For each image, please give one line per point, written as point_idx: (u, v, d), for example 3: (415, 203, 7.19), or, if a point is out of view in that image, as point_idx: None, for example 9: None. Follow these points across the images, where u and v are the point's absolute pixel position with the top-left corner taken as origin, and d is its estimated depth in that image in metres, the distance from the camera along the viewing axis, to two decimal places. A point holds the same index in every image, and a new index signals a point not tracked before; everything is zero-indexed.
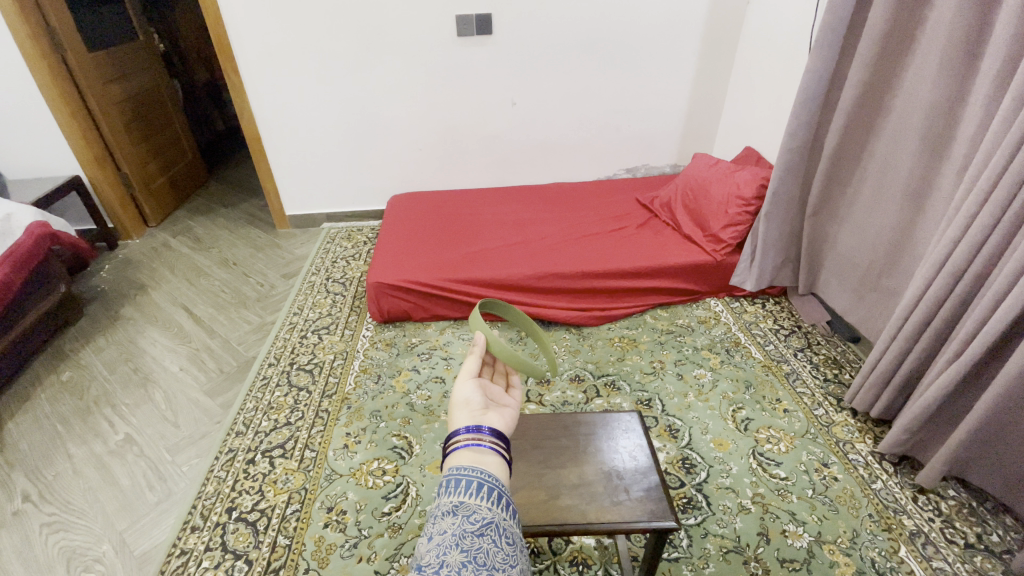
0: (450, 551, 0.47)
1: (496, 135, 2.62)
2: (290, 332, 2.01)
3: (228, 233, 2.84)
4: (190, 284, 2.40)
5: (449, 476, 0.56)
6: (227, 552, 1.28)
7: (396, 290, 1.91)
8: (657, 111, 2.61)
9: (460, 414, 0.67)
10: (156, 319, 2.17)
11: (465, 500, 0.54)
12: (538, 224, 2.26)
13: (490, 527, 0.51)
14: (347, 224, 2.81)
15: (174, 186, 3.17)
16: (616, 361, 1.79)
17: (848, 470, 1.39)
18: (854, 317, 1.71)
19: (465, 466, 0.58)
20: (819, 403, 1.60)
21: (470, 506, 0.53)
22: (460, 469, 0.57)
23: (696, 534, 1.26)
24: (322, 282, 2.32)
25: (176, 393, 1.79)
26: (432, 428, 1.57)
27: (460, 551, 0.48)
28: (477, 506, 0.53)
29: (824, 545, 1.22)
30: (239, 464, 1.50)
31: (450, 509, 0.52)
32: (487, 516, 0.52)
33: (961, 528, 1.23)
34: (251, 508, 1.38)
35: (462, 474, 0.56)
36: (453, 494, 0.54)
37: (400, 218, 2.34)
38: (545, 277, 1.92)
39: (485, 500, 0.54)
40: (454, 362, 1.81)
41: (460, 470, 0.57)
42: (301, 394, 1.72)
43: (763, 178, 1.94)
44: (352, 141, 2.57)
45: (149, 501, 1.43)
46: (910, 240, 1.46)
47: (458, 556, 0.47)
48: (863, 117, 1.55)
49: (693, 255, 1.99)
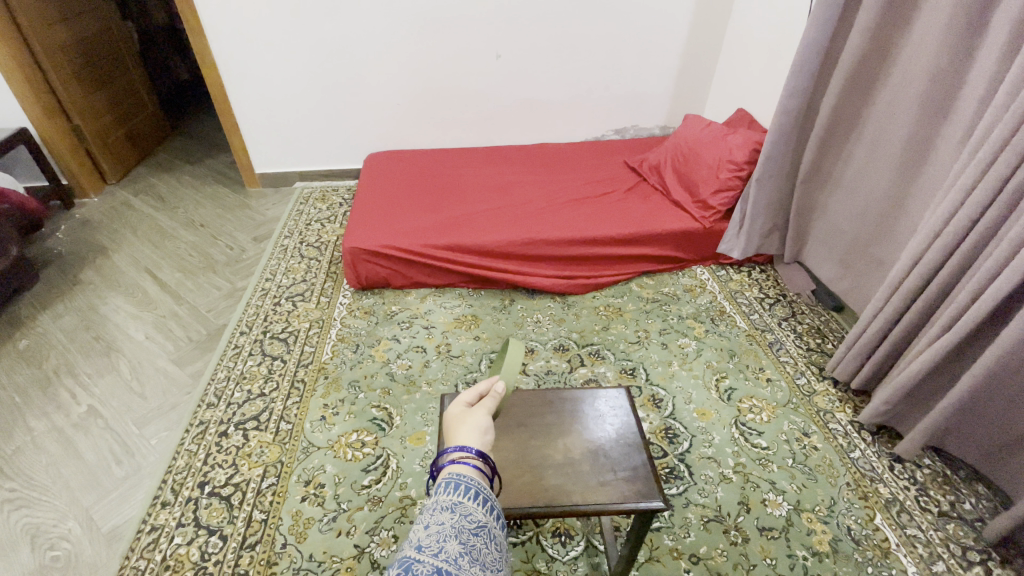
0: (450, 540, 0.49)
1: (479, 91, 2.48)
2: (262, 299, 1.93)
3: (194, 192, 2.68)
4: (154, 247, 2.27)
5: (448, 479, 0.57)
6: (200, 528, 1.24)
7: (374, 255, 1.83)
8: (649, 69, 2.49)
9: (459, 432, 0.67)
10: (119, 284, 2.05)
11: (461, 501, 0.55)
12: (523, 187, 2.17)
13: (484, 533, 0.52)
14: (322, 184, 2.67)
15: (134, 140, 2.96)
16: (601, 330, 1.76)
17: (828, 439, 1.40)
18: (840, 286, 1.69)
19: (465, 474, 0.58)
20: (801, 372, 1.60)
21: (467, 509, 0.54)
22: (460, 475, 0.58)
23: (678, 503, 1.27)
24: (296, 246, 2.22)
25: (142, 362, 1.71)
26: (413, 398, 1.53)
27: (458, 542, 0.49)
28: (474, 509, 0.54)
29: (802, 513, 1.24)
30: (211, 436, 1.44)
31: (448, 506, 0.53)
32: (481, 519, 0.54)
33: (935, 496, 1.26)
34: (224, 482, 1.33)
35: (462, 479, 0.57)
36: (450, 494, 0.55)
37: (377, 178, 2.23)
38: (530, 243, 1.85)
39: (480, 506, 0.55)
40: (435, 332, 1.76)
41: (456, 477, 0.57)
42: (275, 363, 1.66)
43: (757, 142, 1.88)
44: (326, 94, 2.41)
45: (116, 476, 1.38)
46: (903, 210, 1.43)
47: (456, 546, 0.49)
48: (863, 79, 1.48)
49: (682, 221, 1.93)
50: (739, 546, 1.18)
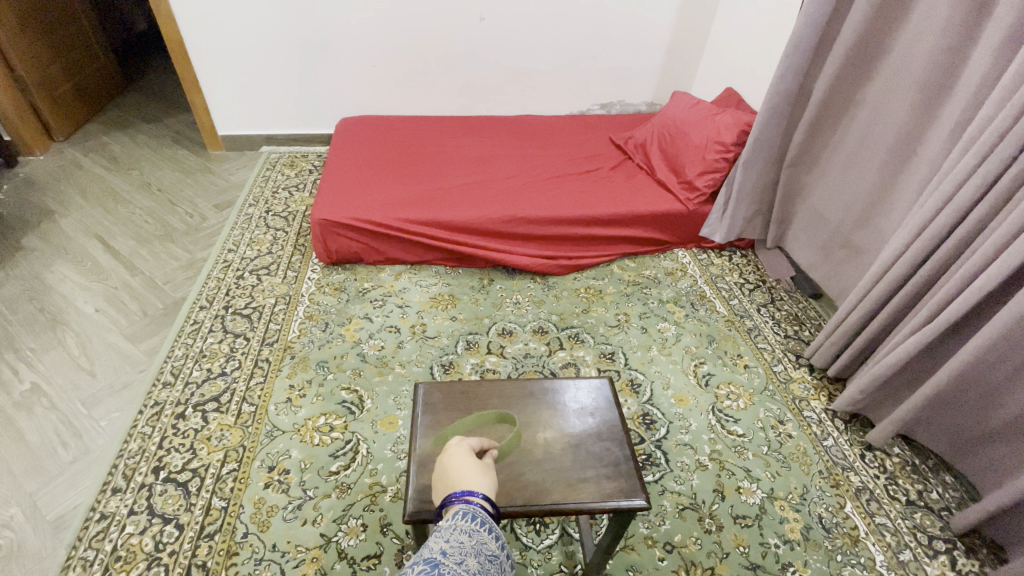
0: (469, 557, 0.59)
1: (460, 57, 2.35)
2: (224, 272, 1.81)
3: (151, 153, 2.49)
4: (105, 211, 2.10)
5: (463, 509, 0.67)
6: (154, 516, 1.17)
7: (345, 229, 1.73)
8: (638, 41, 2.40)
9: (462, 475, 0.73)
10: (66, 252, 1.90)
11: (476, 529, 0.65)
12: (505, 161, 2.08)
13: (495, 560, 0.62)
14: (291, 149, 2.52)
15: (85, 94, 2.72)
16: (581, 312, 1.72)
17: (802, 427, 1.41)
18: (819, 273, 1.68)
19: (477, 509, 0.68)
20: (779, 359, 1.60)
21: (481, 534, 0.64)
22: (473, 508, 0.68)
23: (654, 490, 1.26)
24: (261, 215, 2.09)
25: (91, 337, 1.59)
26: (385, 380, 1.47)
27: (476, 559, 0.60)
28: (487, 538, 0.64)
29: (776, 501, 1.24)
30: (168, 418, 1.36)
31: (465, 530, 0.64)
32: (493, 549, 0.63)
33: (904, 485, 1.28)
34: (181, 467, 1.26)
35: (475, 510, 0.67)
36: (467, 522, 0.65)
37: (349, 146, 2.10)
38: (511, 221, 1.78)
39: (492, 537, 0.65)
40: (410, 311, 1.69)
41: (468, 504, 0.69)
42: (237, 341, 1.57)
43: (745, 124, 1.83)
44: (295, 52, 2.24)
45: (62, 460, 1.28)
46: (889, 199, 1.41)
47: (475, 562, 0.59)
48: (858, 61, 1.43)
49: (666, 203, 1.88)
50: (713, 534, 1.18)
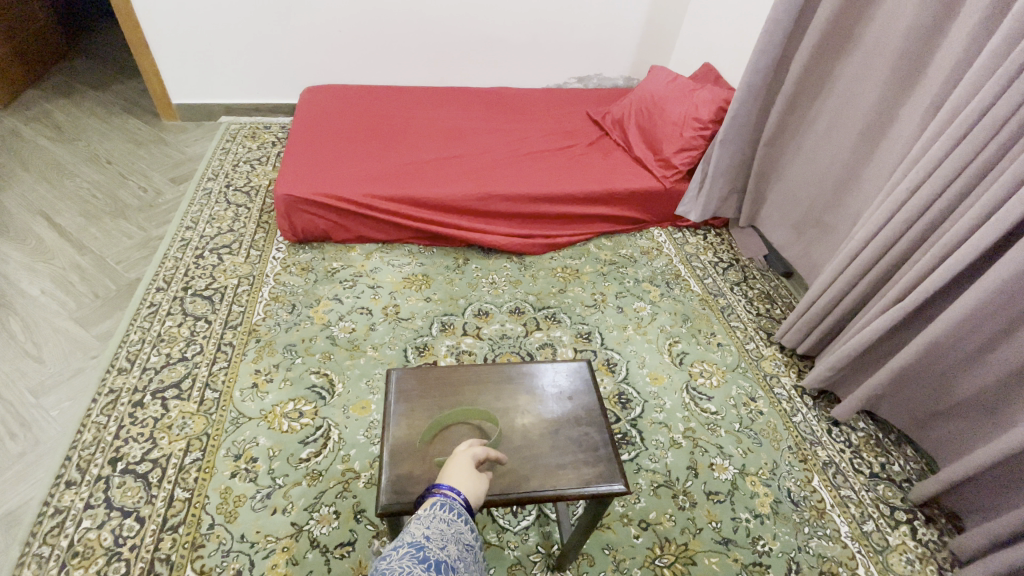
0: (451, 546, 0.61)
1: (432, 24, 2.24)
2: (183, 251, 1.71)
3: (99, 122, 2.31)
4: (49, 185, 1.95)
5: (441, 501, 0.66)
6: (112, 510, 1.11)
7: (312, 205, 1.65)
8: (616, 13, 2.33)
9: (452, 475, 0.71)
10: (6, 229, 1.76)
11: (453, 519, 0.65)
12: (479, 134, 2.01)
13: (471, 550, 0.63)
14: (252, 120, 2.38)
15: (25, 56, 2.50)
16: (557, 292, 1.70)
17: (773, 403, 1.43)
18: (791, 252, 1.70)
19: (454, 499, 0.67)
20: (751, 337, 1.61)
21: (459, 525, 0.64)
22: (451, 498, 0.67)
23: (630, 469, 1.26)
24: (221, 190, 1.98)
25: (38, 322, 1.48)
26: (357, 364, 1.43)
27: (457, 547, 0.61)
28: (464, 528, 0.65)
29: (746, 477, 1.27)
30: (124, 406, 1.29)
31: (445, 519, 0.64)
32: (469, 538, 0.64)
33: (868, 458, 1.33)
34: (141, 458, 1.20)
35: (453, 501, 0.66)
36: (445, 513, 0.65)
37: (313, 117, 1.99)
38: (486, 198, 1.73)
39: (469, 526, 0.65)
40: (381, 292, 1.63)
41: (448, 498, 0.67)
42: (198, 324, 1.49)
43: (723, 100, 1.81)
44: (254, 15, 2.09)
45: (10, 453, 1.20)
46: (862, 178, 1.42)
47: (456, 550, 0.61)
48: (837, 37, 1.41)
49: (644, 181, 1.86)
50: (687, 510, 1.20)
